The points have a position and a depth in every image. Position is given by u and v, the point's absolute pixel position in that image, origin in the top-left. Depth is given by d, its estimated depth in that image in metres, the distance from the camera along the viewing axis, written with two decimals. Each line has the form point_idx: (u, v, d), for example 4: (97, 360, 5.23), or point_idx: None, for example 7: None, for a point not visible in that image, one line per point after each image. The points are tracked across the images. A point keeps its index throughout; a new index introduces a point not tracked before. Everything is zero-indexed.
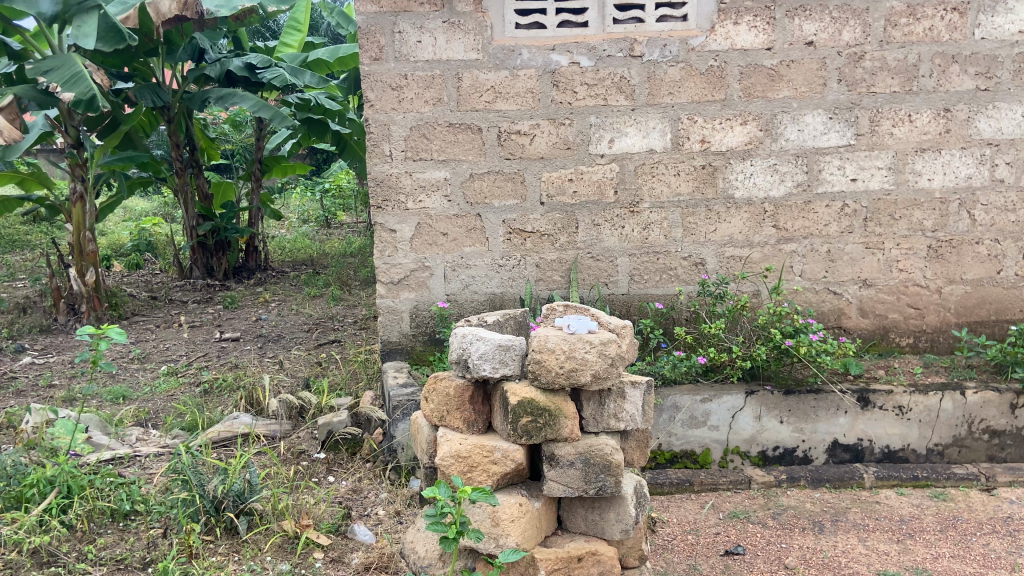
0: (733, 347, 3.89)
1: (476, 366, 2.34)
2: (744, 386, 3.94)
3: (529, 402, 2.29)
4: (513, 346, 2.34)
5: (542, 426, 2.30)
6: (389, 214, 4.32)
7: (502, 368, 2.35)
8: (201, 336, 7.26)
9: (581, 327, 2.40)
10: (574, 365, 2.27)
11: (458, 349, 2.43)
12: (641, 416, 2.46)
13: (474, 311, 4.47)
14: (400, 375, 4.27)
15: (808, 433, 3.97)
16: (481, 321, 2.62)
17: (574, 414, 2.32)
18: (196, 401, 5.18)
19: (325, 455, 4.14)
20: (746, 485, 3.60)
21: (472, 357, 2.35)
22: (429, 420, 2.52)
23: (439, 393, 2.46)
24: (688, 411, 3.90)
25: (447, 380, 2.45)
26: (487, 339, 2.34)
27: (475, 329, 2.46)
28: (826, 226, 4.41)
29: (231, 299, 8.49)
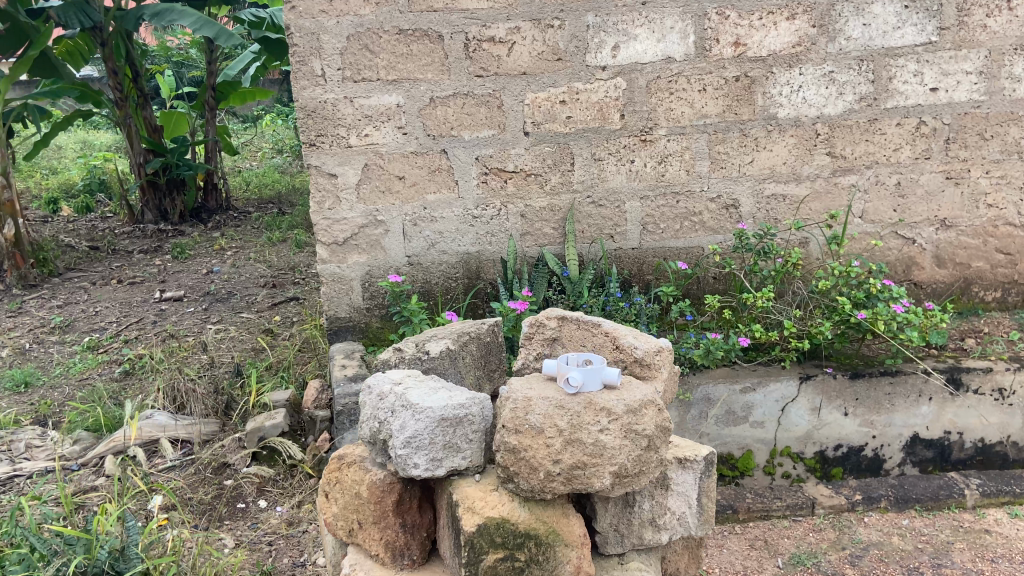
0: (786, 322, 2.89)
1: (401, 453, 1.76)
2: (798, 370, 3.00)
3: (502, 527, 1.74)
4: (464, 419, 1.79)
5: (523, 564, 1.75)
6: (326, 154, 3.27)
7: (455, 454, 1.81)
8: (141, 296, 6.27)
9: (593, 382, 1.82)
10: (587, 453, 1.74)
11: (379, 419, 1.84)
12: (697, 514, 2.00)
13: (444, 276, 3.49)
14: (350, 365, 3.27)
15: (879, 427, 3.06)
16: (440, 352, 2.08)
17: (573, 534, 1.80)
18: (110, 388, 4.23)
19: (257, 468, 3.25)
20: (808, 510, 2.70)
21: (398, 439, 1.76)
22: (336, 525, 2.01)
23: (350, 484, 1.95)
24: (724, 405, 2.96)
25: (358, 473, 1.93)
26: (421, 413, 1.75)
27: (406, 390, 1.84)
28: (895, 151, 3.39)
29: (180, 248, 7.47)
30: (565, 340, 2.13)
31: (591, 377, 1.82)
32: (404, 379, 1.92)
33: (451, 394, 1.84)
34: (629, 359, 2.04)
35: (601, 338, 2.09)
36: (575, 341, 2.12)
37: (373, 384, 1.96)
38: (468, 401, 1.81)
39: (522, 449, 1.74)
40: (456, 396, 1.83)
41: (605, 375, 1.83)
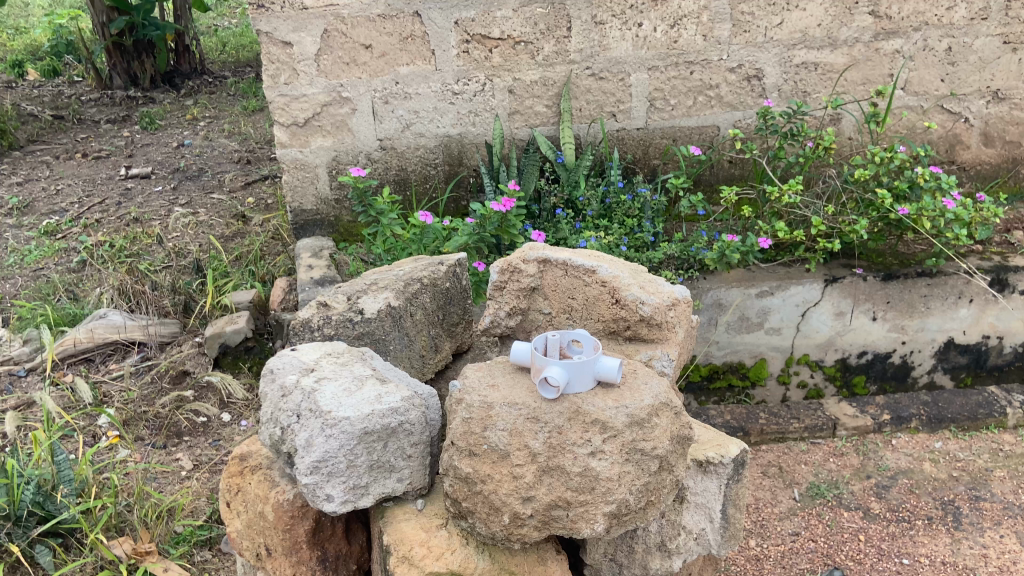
0: (814, 219, 2.49)
1: (308, 482, 1.42)
2: (823, 271, 2.64)
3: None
4: (390, 431, 1.44)
5: None
6: (278, 18, 2.74)
7: (379, 474, 1.48)
8: (106, 172, 5.82)
9: (577, 377, 1.38)
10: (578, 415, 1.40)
11: (279, 425, 1.48)
12: (720, 531, 1.65)
13: (422, 162, 3.06)
14: (318, 268, 2.90)
15: (909, 333, 2.73)
16: (377, 310, 1.71)
17: None
18: (64, 279, 3.87)
19: (218, 378, 2.94)
20: (829, 432, 2.40)
21: (303, 464, 1.41)
22: (239, 542, 1.66)
23: (253, 501, 1.60)
24: (737, 311, 2.63)
25: (263, 490, 1.57)
26: (331, 427, 1.41)
27: (315, 389, 1.47)
28: (950, 10, 2.89)
29: (149, 118, 6.94)
30: (551, 288, 1.76)
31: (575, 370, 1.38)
32: (314, 367, 1.55)
33: (371, 390, 1.49)
34: (633, 317, 1.70)
35: (596, 290, 1.72)
36: (562, 290, 1.76)
37: (276, 371, 1.57)
38: (392, 400, 1.46)
39: (478, 481, 1.36)
40: (377, 393, 1.48)
41: (594, 367, 1.39)
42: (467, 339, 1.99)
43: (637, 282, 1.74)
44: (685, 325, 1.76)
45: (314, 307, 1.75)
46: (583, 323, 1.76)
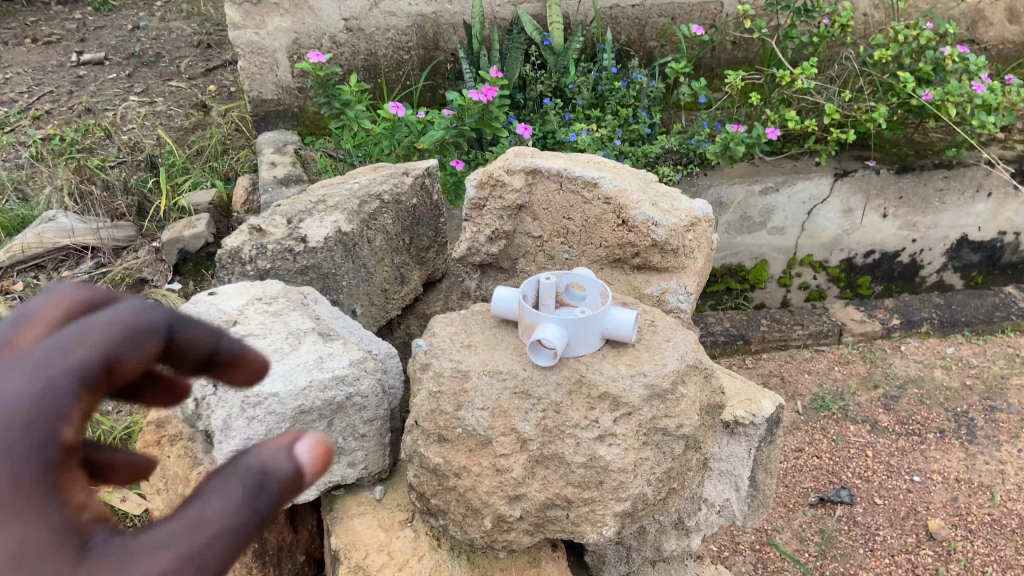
0: (828, 106, 2.26)
1: None
2: (834, 165, 2.43)
3: None
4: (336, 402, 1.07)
5: None
6: None
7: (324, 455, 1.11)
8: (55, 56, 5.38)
9: (581, 339, 1.03)
10: None
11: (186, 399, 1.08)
12: (748, 503, 1.29)
13: (393, 47, 2.77)
14: (280, 166, 2.63)
15: (922, 230, 2.54)
16: (326, 238, 1.35)
17: None
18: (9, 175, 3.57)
19: (178, 286, 2.73)
20: (835, 339, 2.24)
21: (220, 453, 1.03)
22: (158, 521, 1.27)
23: (172, 481, 1.19)
24: (739, 210, 2.43)
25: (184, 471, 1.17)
26: (253, 407, 1.02)
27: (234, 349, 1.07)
28: None
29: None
30: (541, 205, 1.39)
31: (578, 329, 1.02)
32: (240, 313, 1.14)
33: (313, 351, 1.09)
34: (643, 243, 1.34)
35: (598, 208, 1.35)
36: (554, 208, 1.38)
37: None
38: (339, 368, 1.07)
39: (449, 474, 1.01)
40: (318, 356, 1.08)
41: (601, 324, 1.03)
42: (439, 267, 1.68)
43: (651, 195, 1.38)
44: (707, 251, 1.42)
45: (246, 233, 1.36)
46: (580, 251, 1.40)
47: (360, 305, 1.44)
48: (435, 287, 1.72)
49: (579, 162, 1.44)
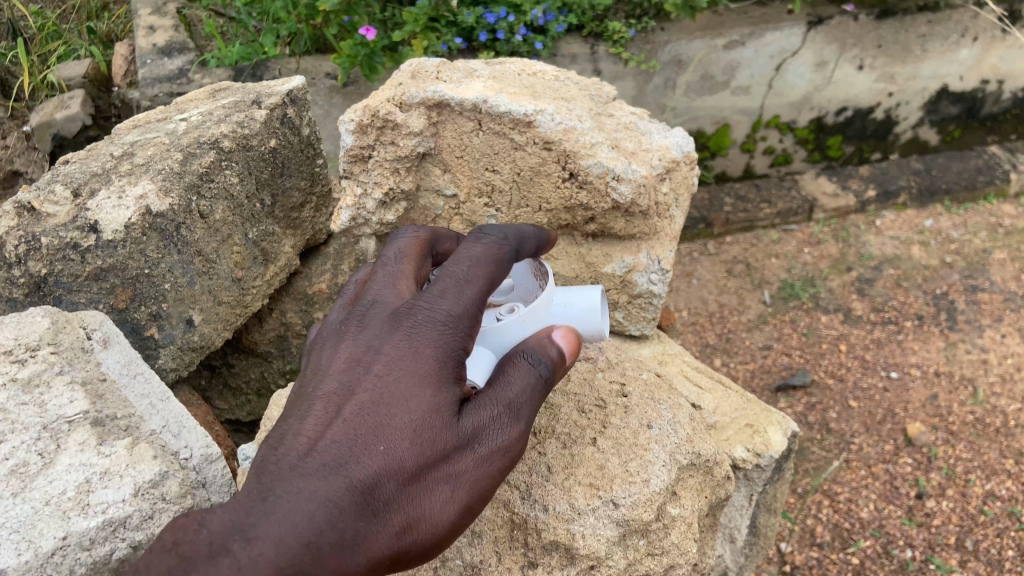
0: None
1: None
2: (806, 11, 2.13)
3: None
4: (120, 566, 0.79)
5: None
6: None
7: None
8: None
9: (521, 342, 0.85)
10: None
11: None
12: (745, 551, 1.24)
13: None
14: (162, 31, 2.26)
15: (899, 82, 2.28)
16: (125, 225, 1.07)
17: None
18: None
19: None
20: (804, 216, 2.05)
21: None
22: None
23: None
24: (699, 68, 2.14)
25: None
26: None
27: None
28: None
29: None
30: (466, 156, 1.19)
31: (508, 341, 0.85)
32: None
33: (74, 460, 0.82)
34: (599, 209, 1.18)
35: (538, 159, 1.16)
36: (472, 154, 1.18)
37: None
38: (106, 509, 0.79)
39: None
40: (81, 483, 0.80)
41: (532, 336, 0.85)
42: (321, 227, 1.37)
43: (608, 141, 1.18)
44: (685, 203, 1.27)
45: (15, 217, 1.11)
46: (511, 215, 1.22)
47: (197, 310, 1.18)
48: (317, 253, 1.40)
49: (502, 86, 1.21)
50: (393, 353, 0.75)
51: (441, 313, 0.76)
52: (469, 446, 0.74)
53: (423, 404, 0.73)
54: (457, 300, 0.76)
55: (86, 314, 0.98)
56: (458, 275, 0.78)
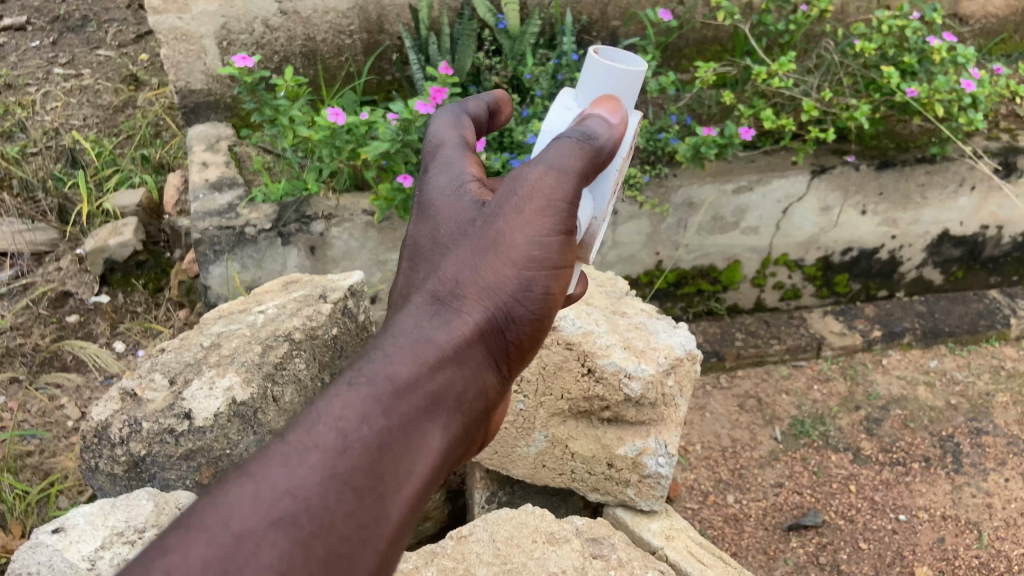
0: (810, 104, 2.09)
1: None
2: (811, 160, 2.28)
3: None
4: None
5: None
6: None
7: None
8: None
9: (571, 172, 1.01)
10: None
11: None
12: None
13: (333, 31, 2.51)
14: (214, 166, 2.44)
15: (902, 226, 2.41)
16: (215, 412, 1.34)
17: None
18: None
19: (107, 299, 2.52)
20: (813, 353, 2.13)
21: None
22: None
23: None
24: (710, 210, 2.28)
25: None
26: None
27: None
28: None
29: None
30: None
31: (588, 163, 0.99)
32: (96, 564, 1.17)
33: None
34: (614, 399, 1.49)
35: (563, 356, 1.48)
36: None
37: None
38: None
39: None
40: None
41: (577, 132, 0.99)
42: None
43: (621, 342, 1.53)
44: (687, 393, 1.62)
45: (118, 401, 1.40)
46: (538, 400, 1.52)
47: None
48: None
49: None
50: (420, 223, 1.01)
51: (430, 182, 1.03)
52: (496, 221, 0.91)
53: (459, 228, 0.96)
54: (442, 163, 1.04)
55: (178, 494, 1.33)
56: (433, 153, 1.07)
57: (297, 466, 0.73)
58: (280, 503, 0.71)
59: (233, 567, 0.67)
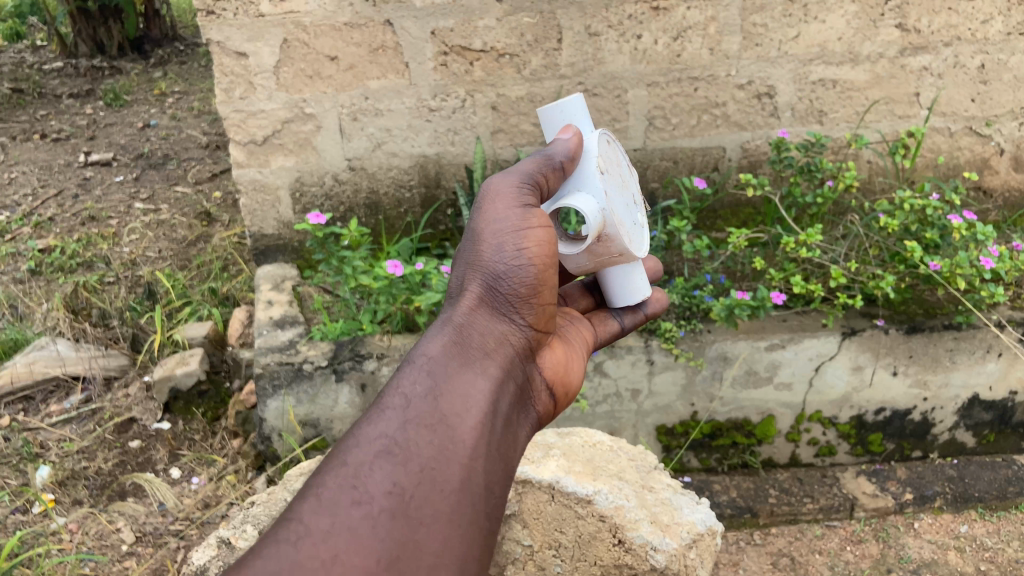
0: (838, 271, 2.23)
1: None
2: (841, 322, 2.39)
3: None
4: None
5: None
6: (231, 26, 2.39)
7: None
8: (47, 120, 5.28)
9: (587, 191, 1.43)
10: None
11: None
12: None
13: (396, 186, 2.75)
14: (278, 304, 2.64)
15: (933, 389, 2.47)
16: None
17: None
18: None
19: (168, 426, 2.67)
20: (844, 514, 2.30)
21: None
22: None
23: None
24: (744, 365, 2.39)
25: None
26: None
27: None
28: (984, 24, 2.57)
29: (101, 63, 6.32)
30: (536, 517, 1.65)
31: (582, 178, 1.43)
32: None
33: None
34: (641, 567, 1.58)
35: (593, 526, 1.62)
36: (547, 517, 1.65)
37: None
38: None
39: None
40: None
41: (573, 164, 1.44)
42: None
43: (648, 515, 1.63)
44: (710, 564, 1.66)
45: (215, 546, 1.59)
46: (572, 564, 1.62)
47: None
48: None
49: (570, 463, 1.74)
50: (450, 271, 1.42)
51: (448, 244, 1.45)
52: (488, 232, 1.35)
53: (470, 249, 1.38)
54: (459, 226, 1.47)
55: None
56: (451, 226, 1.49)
57: (381, 423, 1.09)
58: (379, 443, 1.06)
59: (359, 482, 1.02)
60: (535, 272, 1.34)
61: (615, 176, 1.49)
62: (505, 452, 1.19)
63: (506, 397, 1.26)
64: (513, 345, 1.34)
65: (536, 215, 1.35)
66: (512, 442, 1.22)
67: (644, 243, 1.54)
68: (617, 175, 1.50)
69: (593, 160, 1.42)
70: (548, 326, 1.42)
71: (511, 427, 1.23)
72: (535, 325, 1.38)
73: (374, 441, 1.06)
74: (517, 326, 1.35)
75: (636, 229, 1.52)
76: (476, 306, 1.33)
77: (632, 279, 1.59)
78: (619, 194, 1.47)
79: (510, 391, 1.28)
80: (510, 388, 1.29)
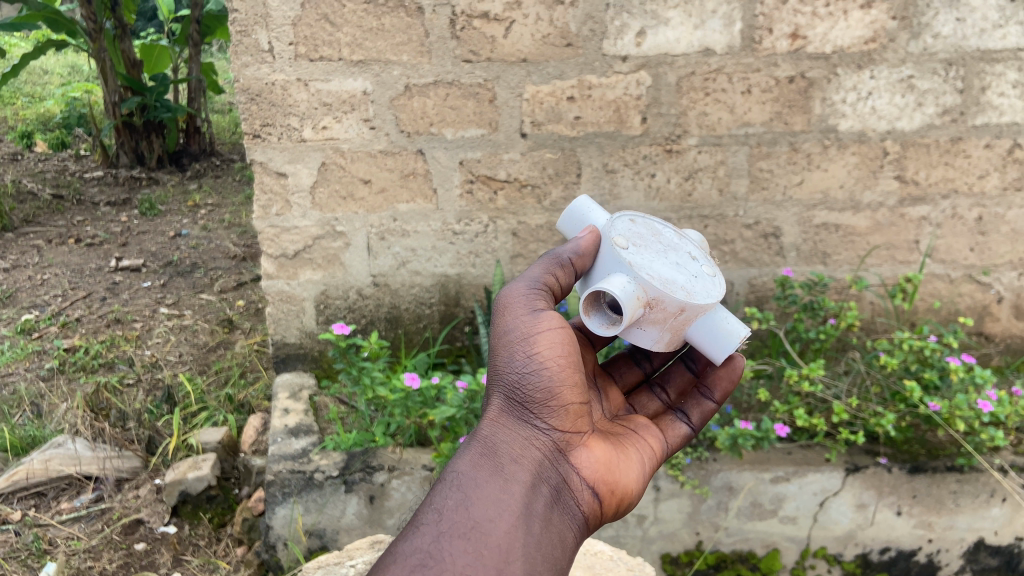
0: (841, 406, 2.30)
1: None
2: (845, 457, 2.41)
3: None
4: None
5: None
6: (274, 149, 2.57)
7: None
8: (83, 225, 5.52)
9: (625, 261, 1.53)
10: None
11: None
12: None
13: (416, 303, 2.88)
14: (293, 413, 2.69)
15: (938, 530, 2.48)
16: None
17: None
18: (23, 376, 3.59)
19: (174, 530, 2.70)
20: None
21: None
22: None
23: None
24: (748, 496, 2.41)
25: None
26: None
27: None
28: (979, 179, 2.73)
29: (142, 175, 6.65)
30: None
31: (609, 260, 1.57)
32: None
33: None
34: None
35: None
36: None
37: None
38: None
39: None
40: None
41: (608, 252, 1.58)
42: None
43: None
44: None
45: None
46: None
47: None
48: None
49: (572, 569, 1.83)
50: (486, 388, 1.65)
51: None
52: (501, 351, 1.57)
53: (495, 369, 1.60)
54: None
55: None
56: None
57: (418, 538, 1.33)
58: (416, 561, 1.29)
59: None
60: (549, 376, 1.53)
61: (650, 247, 1.61)
62: (539, 550, 1.39)
63: (534, 501, 1.45)
64: (540, 448, 1.54)
65: (546, 320, 1.53)
66: (548, 539, 1.43)
67: (714, 288, 1.56)
68: (652, 245, 1.62)
69: (609, 244, 1.59)
70: (579, 424, 1.58)
71: (546, 526, 1.43)
72: (560, 426, 1.56)
73: (412, 555, 1.30)
74: (541, 431, 1.55)
75: (690, 282, 1.54)
76: (500, 417, 1.56)
77: (720, 325, 1.58)
78: (655, 258, 1.57)
79: (538, 493, 1.47)
80: (539, 490, 1.48)
